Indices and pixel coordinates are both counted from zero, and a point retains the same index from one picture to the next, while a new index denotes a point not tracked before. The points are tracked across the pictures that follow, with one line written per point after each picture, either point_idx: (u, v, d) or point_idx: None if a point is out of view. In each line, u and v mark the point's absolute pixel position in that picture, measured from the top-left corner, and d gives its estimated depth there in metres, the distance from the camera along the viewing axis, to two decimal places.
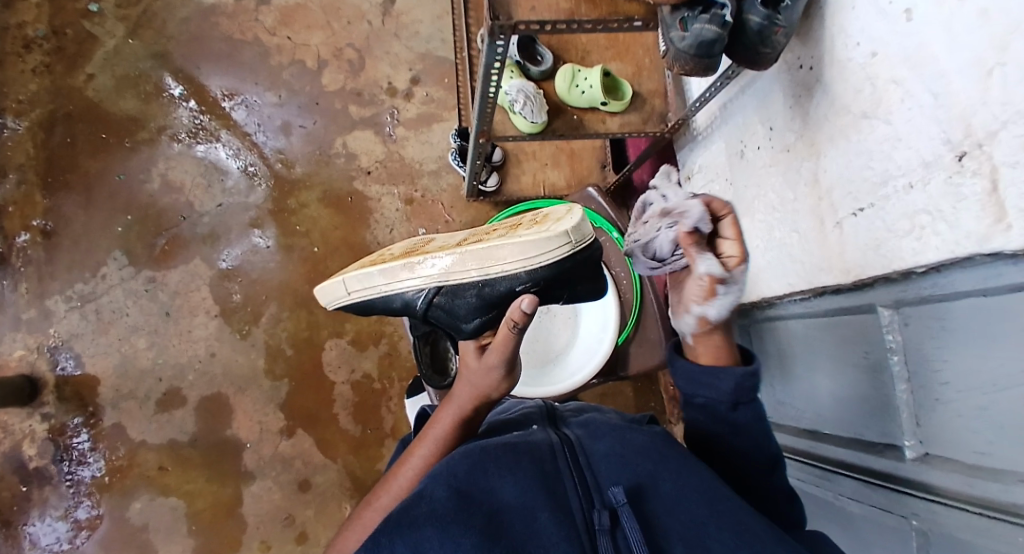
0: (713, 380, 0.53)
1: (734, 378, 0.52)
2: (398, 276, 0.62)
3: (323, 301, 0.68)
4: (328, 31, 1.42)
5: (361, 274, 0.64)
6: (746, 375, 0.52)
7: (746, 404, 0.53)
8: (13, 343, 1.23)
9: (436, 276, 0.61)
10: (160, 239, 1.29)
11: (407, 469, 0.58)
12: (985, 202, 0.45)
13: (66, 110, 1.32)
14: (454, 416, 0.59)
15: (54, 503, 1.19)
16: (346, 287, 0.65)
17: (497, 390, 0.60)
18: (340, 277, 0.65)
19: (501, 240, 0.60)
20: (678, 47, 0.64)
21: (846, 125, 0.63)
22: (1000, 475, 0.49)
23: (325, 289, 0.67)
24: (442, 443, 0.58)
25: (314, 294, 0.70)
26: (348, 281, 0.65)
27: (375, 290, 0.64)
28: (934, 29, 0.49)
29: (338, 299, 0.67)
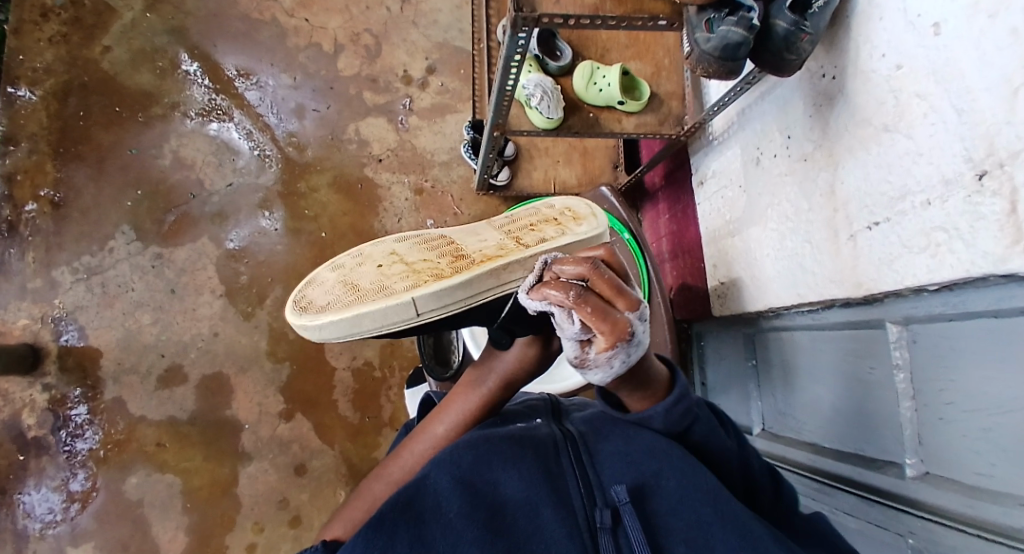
0: (644, 416, 0.50)
1: (661, 415, 0.49)
2: (481, 287, 0.55)
3: (368, 328, 0.54)
4: (346, 15, 1.41)
5: (435, 292, 0.53)
6: (671, 406, 0.49)
7: (698, 425, 0.51)
8: (18, 311, 1.23)
9: (522, 280, 0.56)
10: (169, 215, 1.29)
11: (415, 446, 0.59)
12: (1003, 223, 0.45)
13: (80, 81, 1.32)
14: (473, 399, 0.60)
15: (51, 473, 1.19)
16: (413, 308, 0.54)
17: (528, 373, 0.62)
18: (408, 298, 0.53)
19: (568, 238, 0.59)
20: (703, 47, 0.63)
21: (866, 137, 0.62)
22: (1001, 499, 0.48)
23: (377, 318, 0.54)
24: (458, 425, 0.59)
25: (338, 325, 0.54)
26: (418, 302, 0.53)
27: (454, 305, 0.55)
28: (962, 43, 0.48)
29: (394, 322, 0.55)
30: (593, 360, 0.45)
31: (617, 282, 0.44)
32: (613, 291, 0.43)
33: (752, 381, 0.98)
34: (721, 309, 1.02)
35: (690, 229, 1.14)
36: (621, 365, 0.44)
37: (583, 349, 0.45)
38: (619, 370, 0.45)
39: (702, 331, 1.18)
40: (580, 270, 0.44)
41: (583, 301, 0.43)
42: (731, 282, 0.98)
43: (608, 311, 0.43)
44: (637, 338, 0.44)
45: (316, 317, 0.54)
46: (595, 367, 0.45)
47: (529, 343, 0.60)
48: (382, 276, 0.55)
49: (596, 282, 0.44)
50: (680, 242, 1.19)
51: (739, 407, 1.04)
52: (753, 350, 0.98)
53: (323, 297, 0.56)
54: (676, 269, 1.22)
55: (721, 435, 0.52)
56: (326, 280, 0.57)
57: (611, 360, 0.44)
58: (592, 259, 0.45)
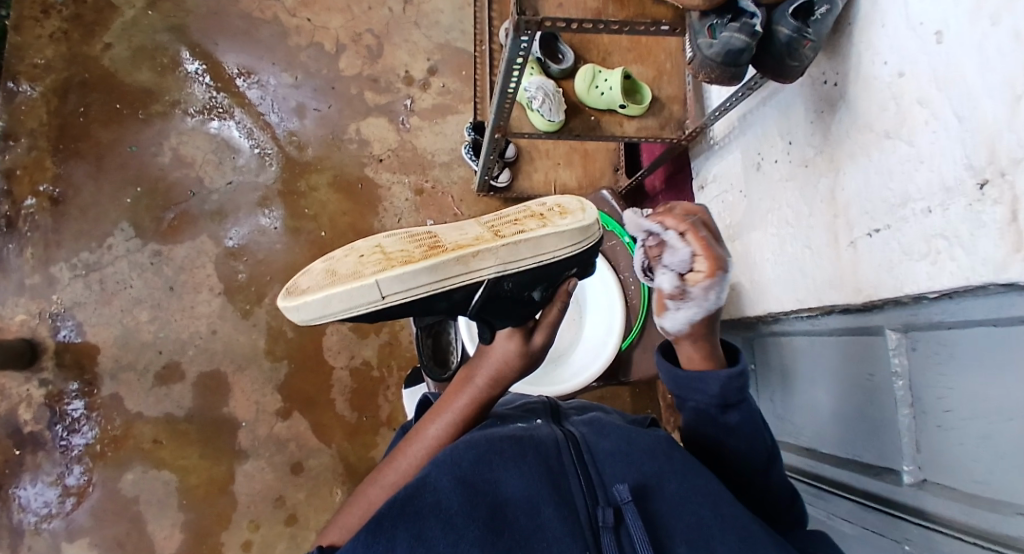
0: (701, 379, 0.53)
1: (721, 380, 0.52)
2: (447, 272, 0.52)
3: (336, 310, 0.51)
4: (348, 15, 1.41)
5: (399, 275, 0.50)
6: (735, 374, 0.52)
7: (737, 408, 0.53)
8: (16, 307, 1.23)
9: (493, 269, 0.53)
10: (169, 213, 1.29)
11: (412, 449, 0.58)
12: (1004, 231, 0.45)
13: (81, 78, 1.32)
14: (464, 401, 0.61)
15: (47, 469, 1.18)
16: (378, 291, 0.50)
17: (515, 371, 0.62)
18: (372, 281, 0.50)
19: (546, 228, 0.56)
20: (705, 54, 0.64)
21: (867, 143, 0.62)
22: (999, 506, 0.48)
23: (344, 297, 0.50)
24: (452, 426, 0.60)
25: (305, 308, 0.51)
26: (382, 283, 0.50)
27: (421, 290, 0.51)
28: (965, 51, 0.48)
29: (362, 306, 0.51)
30: (691, 290, 0.54)
31: (717, 232, 0.56)
32: (717, 237, 0.55)
33: (751, 386, 0.98)
34: (720, 314, 1.03)
35: None
36: (714, 299, 0.54)
37: (682, 274, 0.55)
38: (710, 306, 0.54)
39: None
40: (696, 212, 0.55)
41: (694, 238, 0.53)
42: (730, 287, 0.98)
43: (712, 251, 0.53)
44: (724, 283, 0.55)
45: (292, 297, 0.52)
46: (693, 300, 0.54)
47: (510, 337, 0.62)
48: (359, 263, 0.52)
49: (708, 224, 0.55)
50: None
51: None
52: (752, 355, 0.98)
53: (305, 282, 0.53)
54: None
55: (747, 425, 0.54)
56: (312, 266, 0.56)
57: (708, 294, 0.54)
58: (703, 209, 0.56)
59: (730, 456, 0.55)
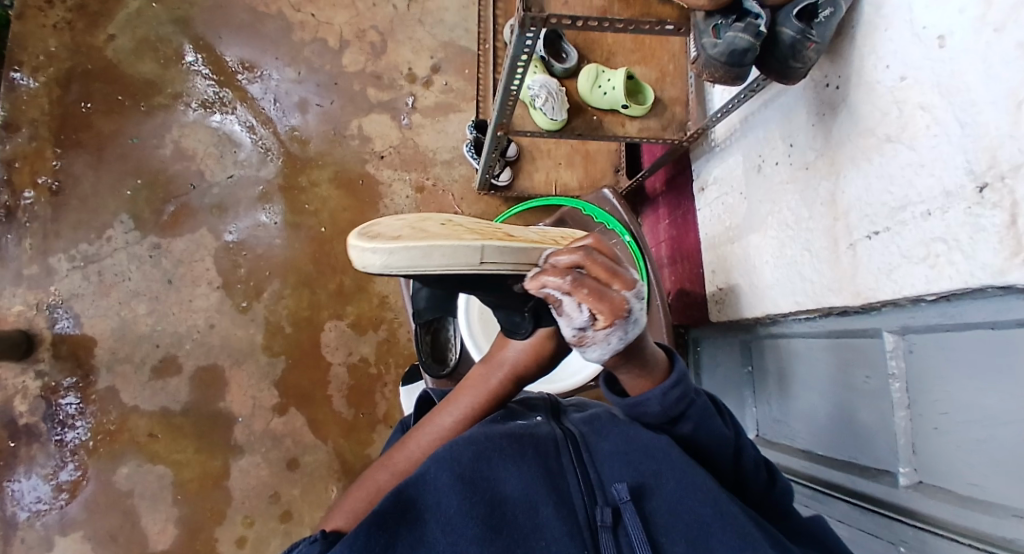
0: (641, 401, 0.51)
1: (657, 397, 0.50)
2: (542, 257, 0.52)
3: (433, 265, 0.48)
4: (352, 11, 1.41)
5: (509, 247, 0.50)
6: (668, 389, 0.50)
7: (686, 418, 0.52)
8: (13, 297, 1.22)
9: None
10: (169, 206, 1.29)
11: (422, 437, 0.58)
12: (1003, 235, 0.45)
13: (84, 69, 1.32)
14: (483, 395, 0.61)
15: (41, 461, 1.18)
16: (480, 256, 0.49)
17: (537, 368, 0.61)
18: (483, 245, 0.49)
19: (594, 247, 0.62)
20: (710, 53, 0.64)
21: (869, 147, 0.62)
22: (993, 509, 0.49)
23: (448, 254, 0.48)
24: (464, 417, 0.60)
25: (403, 254, 0.46)
26: (488, 249, 0.49)
27: (518, 268, 0.51)
28: (967, 57, 0.49)
29: (459, 268, 0.49)
30: (592, 337, 0.48)
31: (613, 266, 0.47)
32: (608, 273, 0.47)
33: (748, 388, 0.99)
34: (718, 315, 1.03)
35: (689, 235, 1.14)
36: (619, 342, 0.47)
37: (582, 329, 0.48)
38: (617, 348, 0.48)
39: (698, 337, 1.18)
40: (575, 258, 0.47)
41: (580, 283, 0.46)
42: (728, 289, 0.98)
43: (604, 291, 0.46)
44: (633, 316, 0.48)
45: (385, 241, 0.46)
46: (594, 345, 0.48)
47: (548, 336, 0.59)
48: (449, 230, 0.52)
49: (591, 267, 0.47)
50: (679, 247, 1.20)
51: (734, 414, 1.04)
52: (749, 358, 0.98)
53: (390, 231, 0.49)
54: (674, 275, 1.23)
55: (705, 430, 0.52)
56: (389, 222, 0.51)
57: (609, 337, 0.47)
58: (585, 249, 0.48)
59: (718, 458, 0.54)
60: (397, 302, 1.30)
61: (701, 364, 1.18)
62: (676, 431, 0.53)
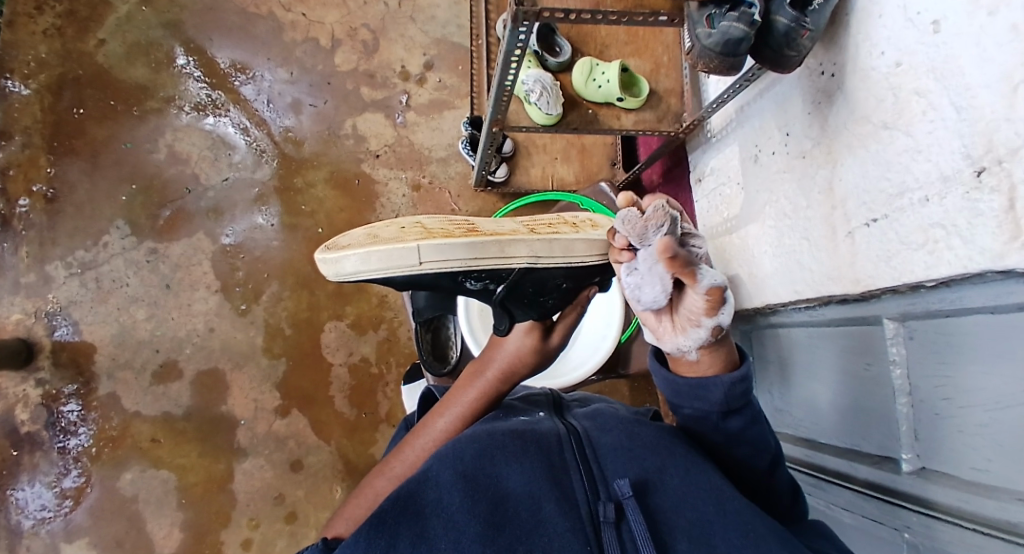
0: (704, 387, 0.52)
1: (724, 386, 0.51)
2: (484, 254, 0.54)
3: (373, 268, 0.52)
4: (343, 10, 1.40)
5: (441, 244, 0.52)
6: (736, 381, 0.51)
7: (739, 412, 0.52)
8: (11, 306, 1.22)
9: (526, 259, 0.55)
10: (164, 210, 1.28)
11: (419, 441, 0.58)
12: (1001, 220, 0.45)
13: (75, 74, 1.31)
14: (476, 395, 0.62)
15: (45, 469, 1.18)
16: (417, 257, 0.52)
17: (528, 366, 0.64)
18: (413, 245, 0.51)
19: (581, 234, 0.58)
20: (704, 43, 0.63)
21: (865, 135, 0.62)
22: (996, 493, 0.49)
23: (384, 257, 0.52)
24: (460, 418, 0.60)
25: (346, 261, 0.52)
26: (422, 249, 0.51)
27: (459, 264, 0.53)
28: (961, 40, 0.48)
29: (400, 269, 0.53)
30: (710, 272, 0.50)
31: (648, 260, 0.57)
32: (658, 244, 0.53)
33: (750, 379, 0.99)
34: None
35: None
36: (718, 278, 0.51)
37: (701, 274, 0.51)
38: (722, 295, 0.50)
39: None
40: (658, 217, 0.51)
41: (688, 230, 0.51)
42: (728, 280, 0.98)
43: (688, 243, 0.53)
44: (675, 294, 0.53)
45: (335, 252, 0.54)
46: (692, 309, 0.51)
47: (528, 332, 0.64)
48: (401, 233, 0.56)
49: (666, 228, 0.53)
50: None
51: None
52: (750, 347, 0.98)
53: (345, 240, 0.55)
54: None
55: (752, 429, 0.53)
56: (354, 231, 0.58)
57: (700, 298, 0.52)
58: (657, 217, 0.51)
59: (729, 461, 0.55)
60: (396, 301, 1.30)
61: None
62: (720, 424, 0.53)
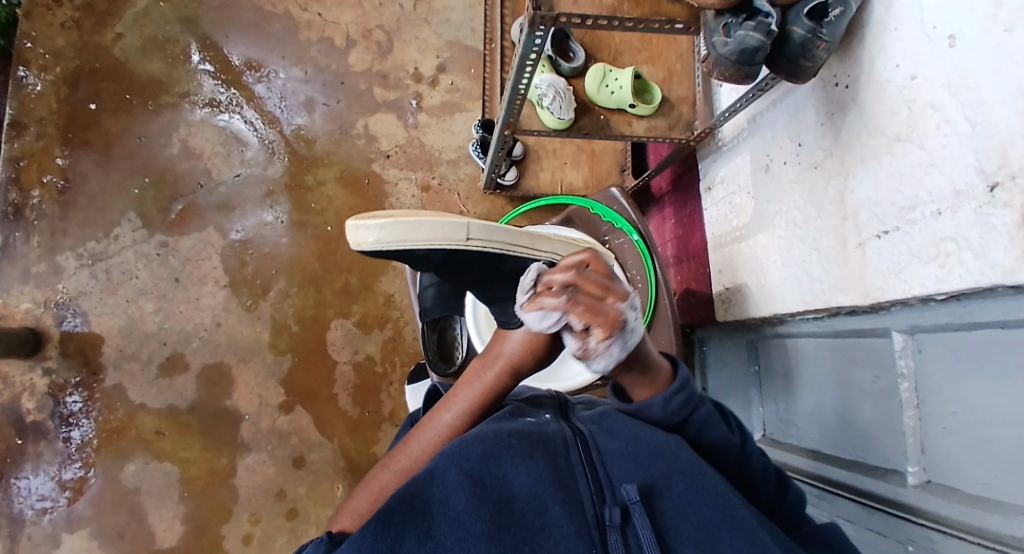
0: (643, 406, 0.56)
1: (660, 403, 0.55)
2: (520, 240, 0.61)
3: (422, 238, 0.56)
4: (358, 11, 1.42)
5: (488, 224, 0.59)
6: (670, 395, 0.55)
7: (689, 422, 0.56)
8: (21, 295, 1.23)
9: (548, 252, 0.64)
10: (176, 204, 1.29)
11: (424, 436, 0.58)
12: (1014, 235, 0.45)
13: (91, 68, 1.32)
14: (478, 391, 0.61)
15: (48, 458, 1.19)
16: (465, 233, 0.58)
17: (533, 359, 0.62)
18: (464, 220, 0.58)
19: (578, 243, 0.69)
20: (720, 51, 0.64)
21: (878, 147, 0.62)
22: (1001, 508, 0.49)
23: (434, 229, 0.56)
24: (464, 415, 0.60)
25: (393, 228, 0.55)
26: (471, 226, 0.58)
27: (500, 244, 0.60)
28: (978, 55, 0.49)
29: (445, 243, 0.57)
30: (594, 350, 0.51)
31: (606, 280, 0.51)
32: (602, 289, 0.51)
33: (755, 388, 0.99)
34: (725, 315, 1.03)
35: (696, 235, 1.15)
36: (619, 351, 0.51)
37: (585, 344, 0.52)
38: (618, 358, 0.52)
39: (704, 337, 1.18)
40: (568, 277, 0.51)
41: (574, 302, 0.50)
42: (735, 289, 0.98)
43: (598, 306, 0.50)
44: (629, 326, 0.51)
45: (375, 220, 0.56)
46: (597, 356, 0.51)
47: (541, 325, 0.61)
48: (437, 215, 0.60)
49: (584, 285, 0.51)
50: (685, 246, 1.20)
51: (739, 413, 1.04)
52: (756, 357, 0.98)
53: (381, 213, 0.58)
54: (680, 274, 1.23)
55: (708, 434, 0.56)
56: (382, 211, 0.60)
57: (609, 347, 0.51)
58: (578, 267, 0.52)
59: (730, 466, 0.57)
60: (402, 301, 1.31)
61: (706, 365, 1.19)
62: (684, 431, 0.56)
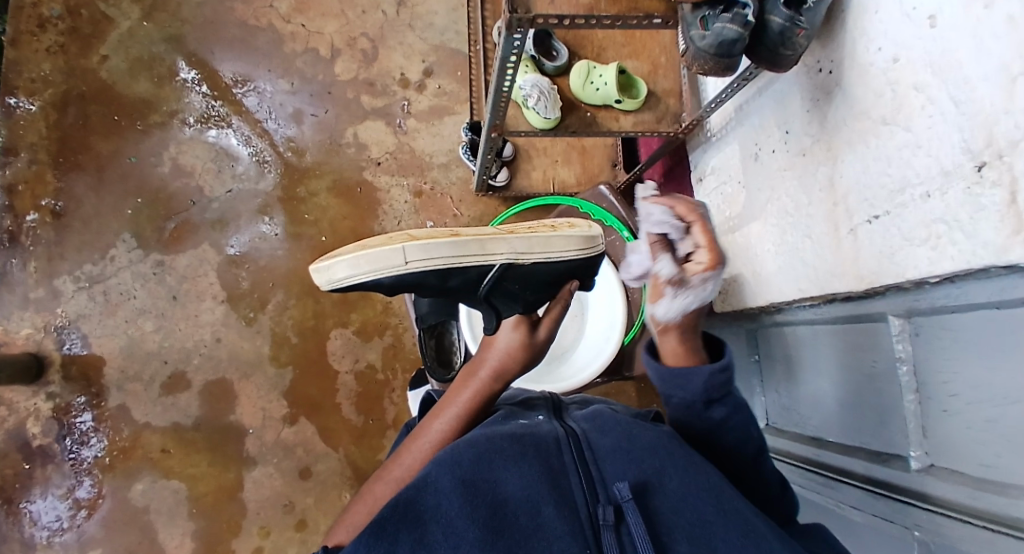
0: (684, 375, 0.55)
1: (704, 375, 0.54)
2: (467, 251, 0.59)
3: (364, 271, 0.57)
4: (342, 19, 1.42)
5: (424, 243, 0.57)
6: (717, 370, 0.54)
7: (723, 402, 0.55)
8: (21, 321, 1.24)
9: (505, 255, 0.61)
10: (170, 222, 1.30)
11: (419, 445, 0.58)
12: (1004, 213, 0.45)
13: (79, 91, 1.33)
14: (472, 393, 0.62)
15: (57, 482, 1.19)
16: (403, 256, 0.57)
17: (519, 364, 0.65)
18: (398, 245, 0.57)
19: (558, 233, 0.65)
20: (698, 45, 0.63)
21: (865, 131, 0.62)
22: (1006, 489, 0.48)
23: (373, 259, 0.57)
24: (458, 419, 0.60)
25: (338, 267, 0.58)
26: (407, 249, 0.57)
27: (445, 260, 0.58)
28: (959, 34, 0.48)
29: (388, 270, 0.58)
30: (691, 280, 0.61)
31: (721, 232, 0.64)
32: (718, 234, 0.63)
33: (756, 377, 0.98)
34: (723, 305, 1.02)
35: None
36: (710, 290, 0.60)
37: (682, 272, 0.61)
38: (704, 298, 0.61)
39: (705, 328, 1.18)
40: (703, 207, 0.63)
41: (710, 218, 0.61)
42: (732, 279, 0.98)
43: (720, 239, 0.62)
44: (720, 278, 0.62)
45: (326, 263, 0.59)
46: (691, 282, 0.60)
47: (516, 326, 0.66)
48: (388, 239, 0.61)
49: (713, 218, 0.63)
50: None
51: (743, 402, 1.04)
52: (756, 345, 0.98)
53: (336, 251, 0.61)
54: None
55: (736, 419, 0.55)
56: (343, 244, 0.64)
57: (707, 280, 0.60)
58: (703, 210, 0.64)
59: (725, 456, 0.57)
60: (401, 308, 1.30)
61: None
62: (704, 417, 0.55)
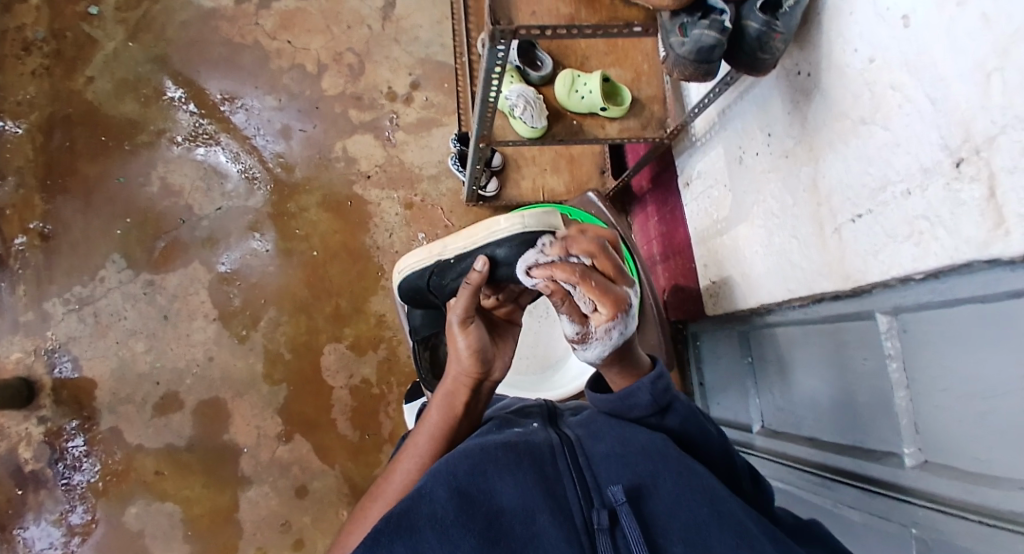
0: (631, 391, 0.55)
1: (647, 386, 0.55)
2: (416, 256, 0.72)
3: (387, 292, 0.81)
4: (327, 35, 1.42)
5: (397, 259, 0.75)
6: (656, 378, 0.56)
7: (673, 411, 0.56)
8: (10, 346, 1.22)
9: (437, 252, 0.69)
10: (159, 242, 1.29)
11: (405, 462, 0.58)
12: (984, 208, 0.45)
13: (65, 113, 1.32)
14: (437, 402, 0.61)
15: (50, 507, 1.18)
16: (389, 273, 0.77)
17: (465, 352, 0.62)
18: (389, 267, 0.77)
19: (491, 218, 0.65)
20: (678, 52, 0.65)
21: (845, 131, 0.63)
22: (1000, 482, 0.49)
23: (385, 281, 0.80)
24: (434, 434, 0.60)
25: None
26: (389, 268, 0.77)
27: (404, 265, 0.73)
28: (933, 33, 0.49)
29: (390, 286, 0.78)
30: (594, 333, 0.57)
31: (617, 264, 0.59)
32: (615, 271, 0.58)
33: (749, 378, 0.99)
34: (714, 308, 1.03)
35: (680, 230, 1.15)
36: (618, 337, 0.56)
37: (585, 328, 0.57)
38: (616, 344, 0.57)
39: (697, 331, 1.19)
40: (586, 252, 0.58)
41: (589, 275, 0.56)
42: (722, 281, 0.99)
43: (610, 286, 0.56)
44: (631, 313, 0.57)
45: None
46: (594, 341, 0.57)
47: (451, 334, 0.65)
48: None
49: (601, 261, 0.58)
50: (671, 242, 1.20)
51: (737, 404, 1.05)
52: (748, 347, 0.98)
53: None
54: (668, 271, 1.23)
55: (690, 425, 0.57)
56: None
57: (609, 331, 0.56)
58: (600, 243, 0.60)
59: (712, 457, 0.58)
60: (394, 320, 1.30)
61: (701, 358, 1.20)
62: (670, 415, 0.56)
